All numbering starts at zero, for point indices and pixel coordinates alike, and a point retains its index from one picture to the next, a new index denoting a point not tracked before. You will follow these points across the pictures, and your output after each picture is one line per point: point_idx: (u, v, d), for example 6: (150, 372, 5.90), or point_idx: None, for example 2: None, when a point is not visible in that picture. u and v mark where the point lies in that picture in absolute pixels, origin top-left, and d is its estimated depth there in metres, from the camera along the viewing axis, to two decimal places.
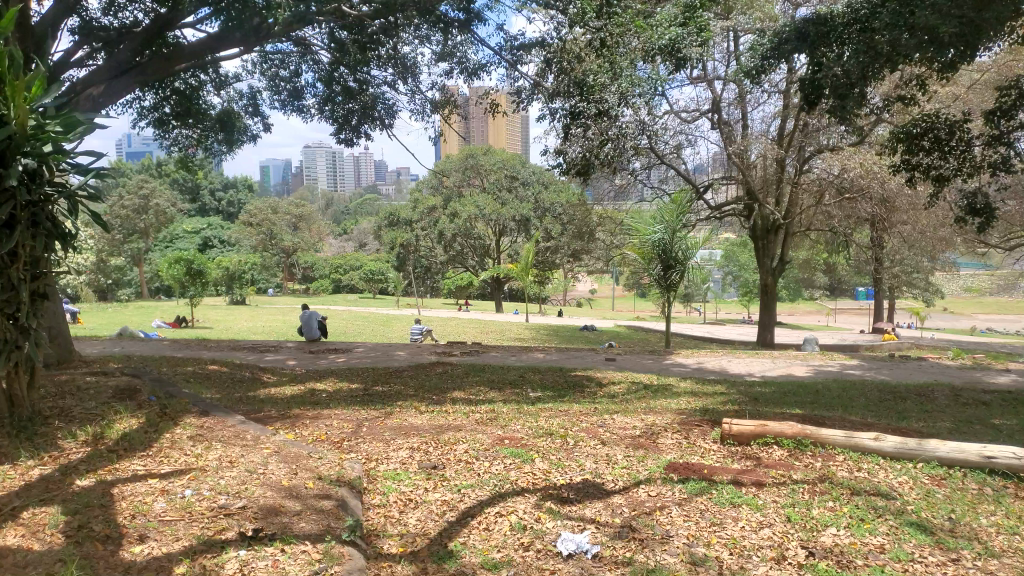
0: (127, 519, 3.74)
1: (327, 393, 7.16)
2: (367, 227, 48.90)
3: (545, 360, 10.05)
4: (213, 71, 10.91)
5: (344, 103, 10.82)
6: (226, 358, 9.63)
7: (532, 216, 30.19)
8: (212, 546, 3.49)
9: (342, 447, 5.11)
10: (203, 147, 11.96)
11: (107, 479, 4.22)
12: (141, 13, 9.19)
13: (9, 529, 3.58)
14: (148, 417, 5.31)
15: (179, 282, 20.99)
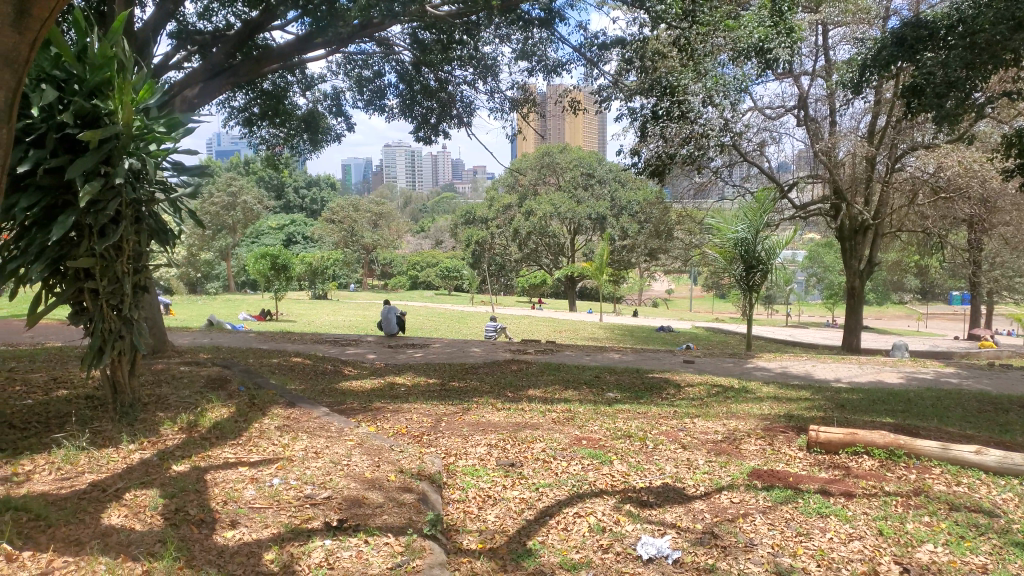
0: (220, 505, 3.90)
1: (406, 388, 7.28)
2: (443, 225, 49.57)
3: (622, 361, 9.95)
4: (300, 72, 11.24)
5: (424, 102, 10.97)
6: (309, 351, 9.92)
7: (608, 214, 30.01)
8: (299, 534, 3.60)
9: (422, 441, 5.18)
10: (288, 146, 12.35)
11: (201, 465, 4.40)
12: (233, 17, 9.55)
13: (113, 509, 3.79)
14: (238, 407, 5.52)
15: (265, 276, 21.77)
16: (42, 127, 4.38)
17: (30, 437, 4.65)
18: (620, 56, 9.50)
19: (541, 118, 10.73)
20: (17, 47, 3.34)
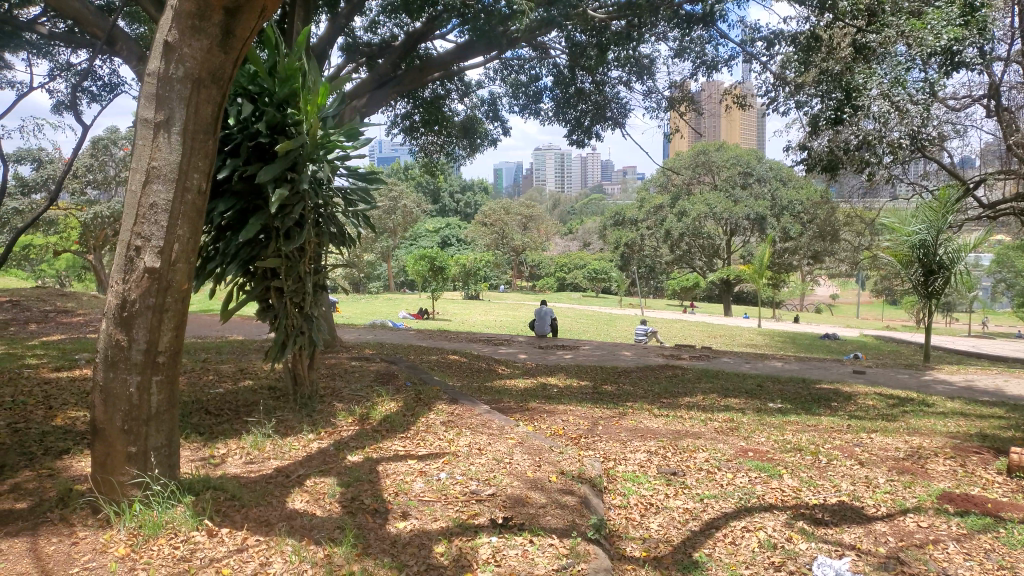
0: (392, 496, 4.06)
1: (559, 389, 7.29)
2: (592, 227, 49.50)
3: (785, 369, 9.49)
4: (459, 80, 11.61)
5: (578, 105, 10.99)
6: (465, 349, 10.20)
7: (769, 215, 28.51)
8: (466, 530, 3.68)
9: (580, 443, 5.16)
10: (445, 151, 12.76)
11: (373, 456, 4.62)
12: (397, 28, 10.03)
13: (297, 494, 4.08)
14: (405, 401, 5.75)
15: (423, 276, 22.67)
16: (238, 138, 4.78)
17: (224, 423, 5.09)
18: (788, 49, 9.17)
19: (697, 116, 10.44)
20: (222, 65, 3.66)
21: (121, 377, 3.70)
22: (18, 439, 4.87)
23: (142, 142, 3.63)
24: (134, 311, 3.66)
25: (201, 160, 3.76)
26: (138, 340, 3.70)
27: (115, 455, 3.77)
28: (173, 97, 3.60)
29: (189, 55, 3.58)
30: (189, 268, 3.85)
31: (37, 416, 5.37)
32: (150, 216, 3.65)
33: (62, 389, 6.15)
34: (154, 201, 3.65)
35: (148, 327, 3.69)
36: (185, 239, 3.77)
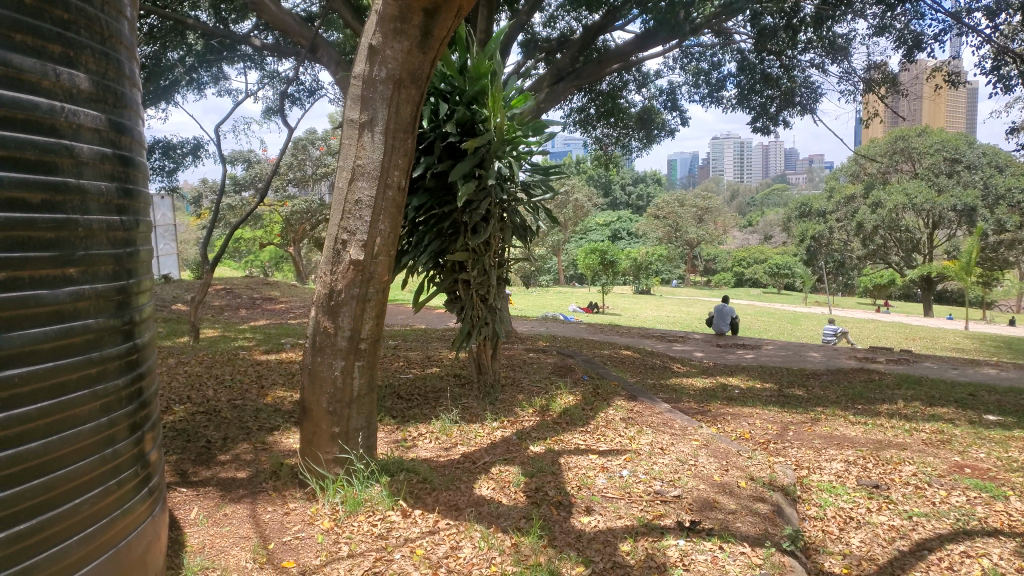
0: (575, 490, 4.07)
1: (742, 390, 6.98)
2: (773, 219, 47.12)
3: (1004, 378, 8.50)
4: (636, 71, 11.43)
5: (763, 91, 10.47)
6: (638, 345, 10.05)
7: (980, 205, 25.69)
8: (652, 530, 3.60)
9: (769, 449, 4.91)
10: (621, 144, 12.63)
11: (555, 448, 4.65)
12: (575, 22, 10.04)
13: (484, 481, 4.20)
14: (584, 395, 5.74)
15: (593, 270, 22.68)
16: (431, 136, 4.98)
17: (415, 407, 5.35)
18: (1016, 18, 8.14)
19: (899, 97, 9.60)
20: (421, 65, 3.80)
21: (328, 361, 4.00)
22: (237, 414, 5.39)
23: (349, 142, 3.88)
24: (341, 300, 3.94)
25: (401, 158, 3.94)
26: (344, 327, 3.96)
27: (321, 434, 4.07)
28: (376, 98, 3.80)
29: (392, 56, 3.76)
30: (388, 262, 4.07)
31: (252, 394, 5.92)
32: (355, 213, 3.90)
33: (271, 370, 6.75)
34: (359, 198, 3.89)
35: (352, 316, 3.95)
36: (386, 233, 3.99)
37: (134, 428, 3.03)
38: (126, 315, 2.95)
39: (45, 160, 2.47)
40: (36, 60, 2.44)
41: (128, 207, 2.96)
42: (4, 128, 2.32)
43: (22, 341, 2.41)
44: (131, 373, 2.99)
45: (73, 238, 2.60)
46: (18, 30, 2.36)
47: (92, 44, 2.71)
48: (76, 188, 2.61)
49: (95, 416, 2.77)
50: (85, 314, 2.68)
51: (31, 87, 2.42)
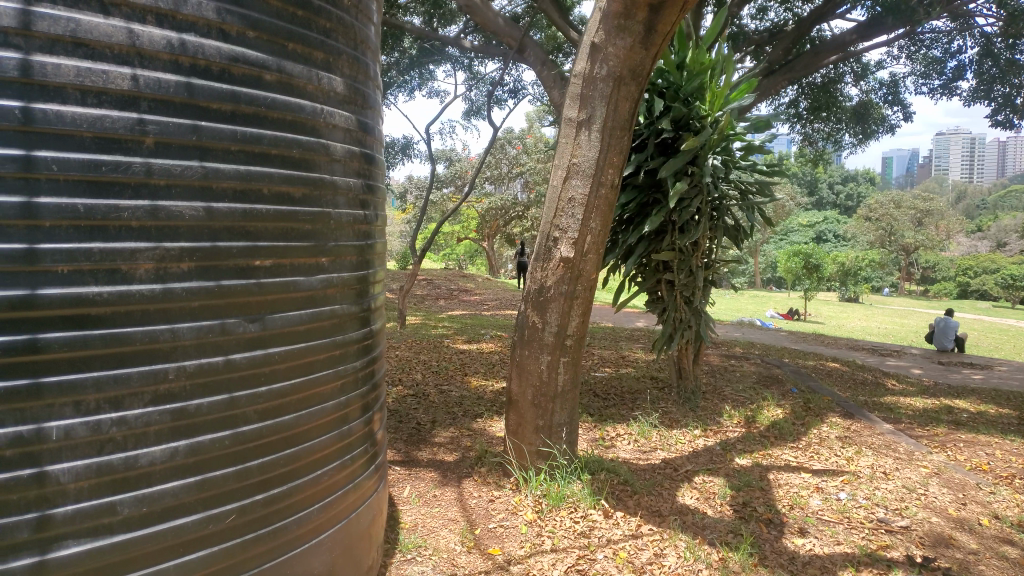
0: (787, 509, 3.84)
1: (977, 415, 6.26)
2: (1006, 224, 41.93)
3: None
4: (855, 61, 10.63)
5: (1009, 79, 9.35)
6: (847, 357, 9.33)
7: None
8: (878, 561, 3.30)
9: (1014, 485, 4.35)
10: (832, 141, 11.84)
11: (762, 463, 4.42)
12: (788, 12, 9.53)
13: (688, 490, 4.08)
14: (794, 409, 5.42)
15: (795, 274, 21.45)
16: (644, 131, 5.11)
17: (612, 407, 5.34)
18: None
19: None
20: (642, 61, 3.75)
21: (534, 355, 4.09)
22: (443, 399, 5.67)
23: (566, 141, 3.93)
24: (550, 296, 4.00)
25: (616, 156, 3.91)
26: (551, 323, 4.03)
27: (526, 426, 4.17)
28: (595, 96, 3.81)
29: (613, 53, 3.74)
30: (598, 259, 4.06)
31: (455, 380, 6.21)
32: (568, 210, 3.93)
33: (474, 359, 7.02)
34: (572, 196, 3.92)
35: (560, 313, 4.00)
36: (597, 231, 3.97)
37: (365, 408, 3.29)
38: (363, 302, 3.23)
39: (307, 157, 2.76)
40: (305, 66, 2.73)
41: (369, 202, 3.24)
42: (276, 129, 2.63)
43: (282, 323, 2.72)
44: (365, 356, 3.27)
45: (325, 230, 2.89)
46: (290, 39, 2.66)
47: (349, 50, 2.98)
48: (330, 184, 2.89)
49: (336, 395, 3.05)
50: (332, 300, 2.98)
51: (299, 92, 2.71)
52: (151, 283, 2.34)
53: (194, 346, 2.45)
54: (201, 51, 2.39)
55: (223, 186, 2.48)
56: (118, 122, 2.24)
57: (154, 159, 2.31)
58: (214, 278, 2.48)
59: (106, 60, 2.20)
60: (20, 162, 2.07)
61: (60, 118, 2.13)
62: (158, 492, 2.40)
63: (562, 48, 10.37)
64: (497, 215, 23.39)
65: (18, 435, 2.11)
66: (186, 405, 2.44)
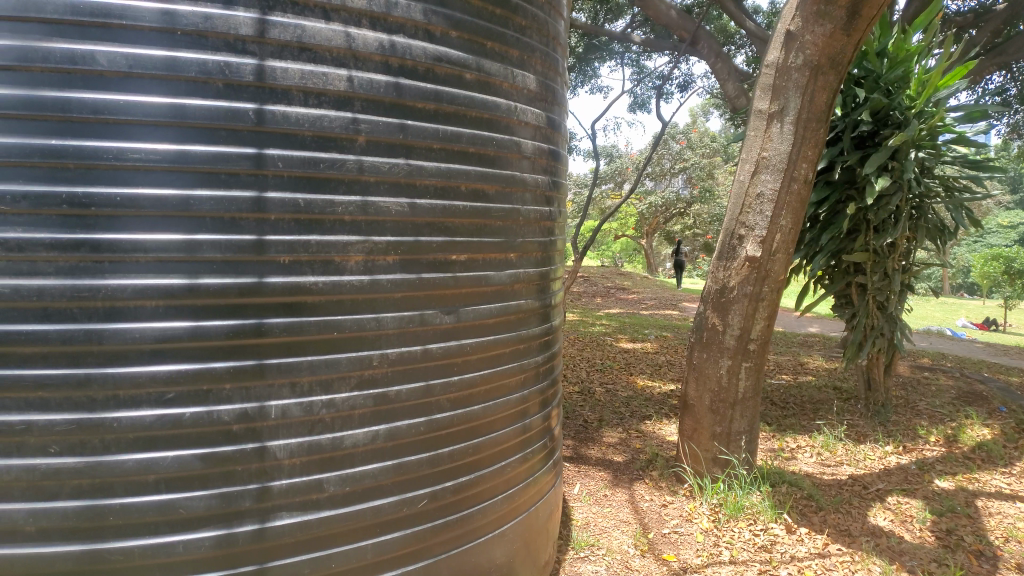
0: (1000, 541, 3.48)
1: None
2: None
3: None
4: None
5: None
6: None
7: None
8: None
9: None
10: None
11: (968, 487, 4.05)
12: None
13: (881, 510, 3.81)
14: (1003, 430, 4.94)
15: (992, 279, 19.47)
16: (841, 125, 5.24)
17: (791, 417, 5.29)
18: None
19: None
20: (844, 48, 3.75)
21: (714, 358, 4.07)
22: (609, 399, 5.66)
23: (755, 133, 3.97)
24: (732, 297, 4.02)
25: (811, 149, 3.91)
26: (732, 326, 4.02)
27: (702, 431, 4.14)
28: (789, 87, 3.84)
29: (811, 41, 3.77)
30: (786, 260, 4.03)
31: (622, 379, 6.19)
32: (756, 206, 3.95)
33: (639, 359, 6.93)
34: (761, 190, 3.93)
35: (743, 314, 3.98)
36: (787, 229, 3.97)
37: (544, 403, 3.34)
38: (544, 298, 3.25)
39: (500, 154, 2.85)
40: (501, 64, 2.84)
41: (555, 198, 3.29)
42: (474, 127, 2.74)
43: (474, 316, 2.82)
44: (546, 351, 3.31)
45: (515, 226, 2.97)
46: (488, 38, 2.76)
47: (541, 47, 3.06)
48: (521, 181, 2.98)
49: (520, 388, 3.11)
50: (519, 295, 3.04)
51: (496, 90, 2.82)
52: (360, 275, 2.48)
53: (396, 335, 2.58)
54: (409, 51, 2.52)
55: (424, 183, 2.60)
56: (335, 121, 2.38)
57: (365, 157, 2.45)
58: (416, 271, 2.61)
59: (326, 63, 2.35)
60: (252, 160, 2.26)
61: (286, 119, 2.30)
62: (360, 473, 2.55)
63: (735, 40, 10.00)
64: (658, 212, 23.01)
65: (243, 412, 2.33)
66: (387, 390, 2.59)
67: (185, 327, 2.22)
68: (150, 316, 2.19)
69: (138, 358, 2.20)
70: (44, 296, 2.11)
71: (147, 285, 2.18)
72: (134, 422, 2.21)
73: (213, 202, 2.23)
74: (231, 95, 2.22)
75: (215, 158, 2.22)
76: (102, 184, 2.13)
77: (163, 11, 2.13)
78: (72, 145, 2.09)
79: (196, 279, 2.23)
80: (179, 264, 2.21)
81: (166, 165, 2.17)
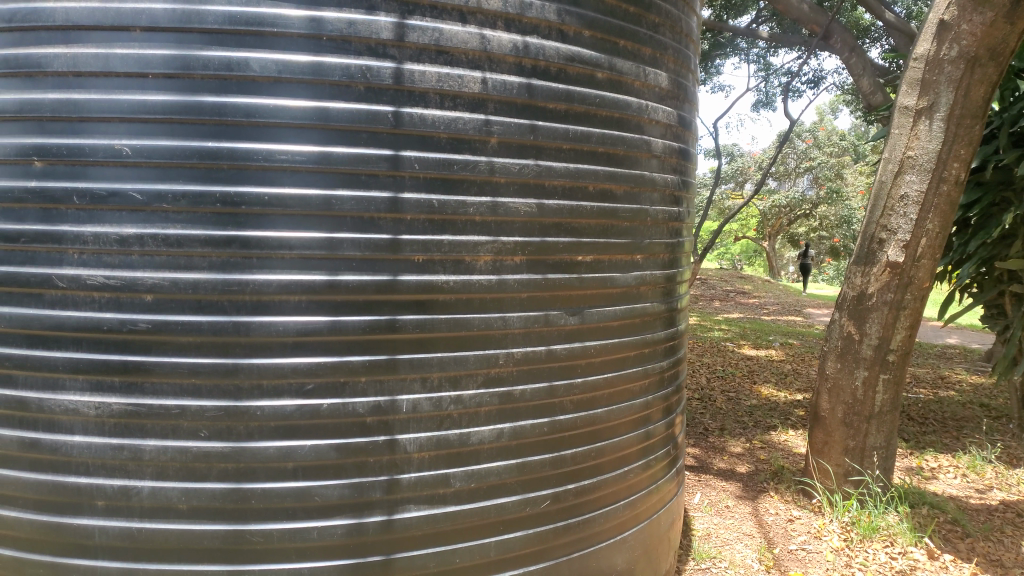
0: None
1: None
2: None
3: None
4: None
5: None
6: None
7: None
8: None
9: None
10: None
11: None
12: None
13: None
14: None
15: None
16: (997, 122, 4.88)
17: (932, 434, 5.00)
18: None
19: None
20: (1006, 38, 3.54)
21: (849, 370, 3.92)
22: (732, 407, 5.56)
23: (900, 131, 3.79)
24: (871, 305, 3.85)
25: (964, 147, 3.69)
26: (871, 335, 3.85)
27: (833, 445, 3.98)
28: (940, 81, 3.65)
29: (968, 31, 3.57)
30: (932, 267, 3.81)
31: (745, 387, 6.02)
32: (900, 208, 3.76)
33: (762, 367, 6.70)
34: (906, 192, 3.75)
35: (882, 324, 3.81)
36: (934, 233, 3.75)
37: (668, 410, 3.27)
38: (669, 301, 3.17)
39: (629, 154, 2.81)
40: (633, 63, 2.80)
41: (683, 198, 3.21)
42: (605, 127, 2.71)
43: (599, 318, 2.79)
44: (672, 356, 3.24)
45: (642, 227, 2.92)
46: (621, 37, 2.74)
47: (674, 44, 3.00)
48: (650, 181, 2.92)
49: (644, 393, 3.06)
50: (645, 297, 2.99)
51: (627, 89, 2.78)
52: (488, 274, 2.50)
53: (522, 334, 2.59)
54: (542, 52, 2.52)
55: (553, 184, 2.59)
56: (469, 123, 2.41)
57: (496, 158, 2.47)
58: (542, 271, 2.61)
59: (462, 65, 2.39)
60: (390, 161, 2.33)
61: (422, 121, 2.35)
62: (486, 470, 2.58)
63: (872, 32, 9.47)
64: (781, 213, 22.20)
65: (377, 405, 2.40)
66: (513, 389, 2.60)
67: (324, 322, 2.32)
68: (293, 310, 2.30)
69: (281, 350, 2.31)
70: (199, 289, 2.26)
71: (290, 280, 2.29)
72: (276, 410, 2.33)
73: (353, 202, 2.31)
74: (371, 98, 2.30)
75: (356, 159, 2.30)
76: (253, 185, 2.25)
77: (310, 19, 2.23)
78: (226, 148, 2.23)
79: (336, 276, 2.31)
80: (320, 261, 2.30)
81: (311, 166, 2.26)
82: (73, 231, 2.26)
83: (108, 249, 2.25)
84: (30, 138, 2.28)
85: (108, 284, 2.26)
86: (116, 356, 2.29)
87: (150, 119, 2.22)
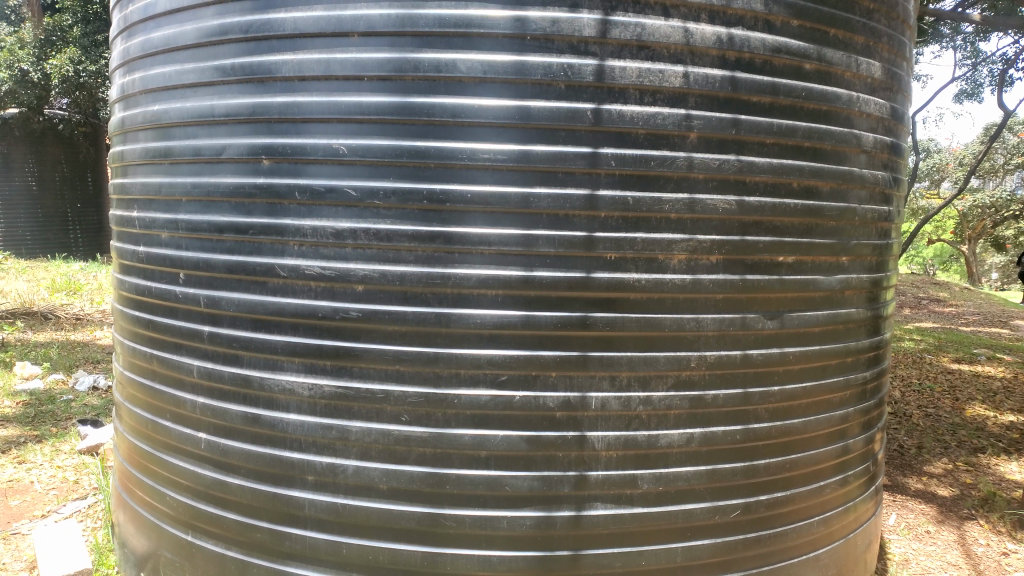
0: None
1: None
2: None
3: None
4: None
5: None
6: None
7: None
8: None
9: None
10: None
11: None
12: None
13: None
14: None
15: None
16: None
17: None
18: None
19: None
20: None
21: None
22: (930, 424, 5.13)
23: None
24: None
25: None
26: None
27: None
28: None
29: None
30: None
31: (945, 404, 5.51)
32: None
33: (966, 383, 6.10)
34: None
35: None
36: None
37: (868, 425, 3.04)
38: (875, 308, 2.95)
39: (837, 149, 2.64)
40: (844, 52, 2.63)
41: (894, 196, 2.97)
42: (812, 120, 2.56)
43: (799, 323, 2.64)
44: (874, 368, 3.02)
45: (848, 227, 2.73)
46: (832, 25, 2.57)
47: (888, 31, 2.79)
48: (859, 177, 2.73)
49: (844, 405, 2.87)
50: (850, 303, 2.80)
51: (837, 79, 2.61)
52: (682, 274, 2.44)
53: (717, 337, 2.50)
54: (747, 43, 2.41)
55: (754, 180, 2.48)
56: (668, 119, 2.36)
57: (695, 154, 2.40)
58: (739, 272, 2.50)
59: (663, 60, 2.34)
60: (588, 159, 2.32)
61: (621, 118, 2.32)
62: (674, 474, 2.52)
63: None
64: (986, 214, 20.20)
65: (567, 400, 2.41)
66: (704, 394, 2.52)
67: (519, 316, 2.36)
68: (491, 304, 2.35)
69: (478, 342, 2.37)
70: (404, 281, 2.37)
71: (489, 275, 2.34)
72: (472, 400, 2.39)
73: (550, 199, 2.33)
74: (572, 96, 2.31)
75: (554, 157, 2.31)
76: (457, 182, 2.32)
77: (515, 18, 2.27)
78: (433, 147, 2.32)
79: (532, 272, 2.34)
80: (517, 257, 2.34)
81: (512, 164, 2.30)
82: (293, 224, 2.45)
83: (325, 241, 2.41)
84: (259, 138, 2.49)
85: (323, 274, 2.42)
86: (328, 342, 2.45)
87: (364, 119, 2.35)
